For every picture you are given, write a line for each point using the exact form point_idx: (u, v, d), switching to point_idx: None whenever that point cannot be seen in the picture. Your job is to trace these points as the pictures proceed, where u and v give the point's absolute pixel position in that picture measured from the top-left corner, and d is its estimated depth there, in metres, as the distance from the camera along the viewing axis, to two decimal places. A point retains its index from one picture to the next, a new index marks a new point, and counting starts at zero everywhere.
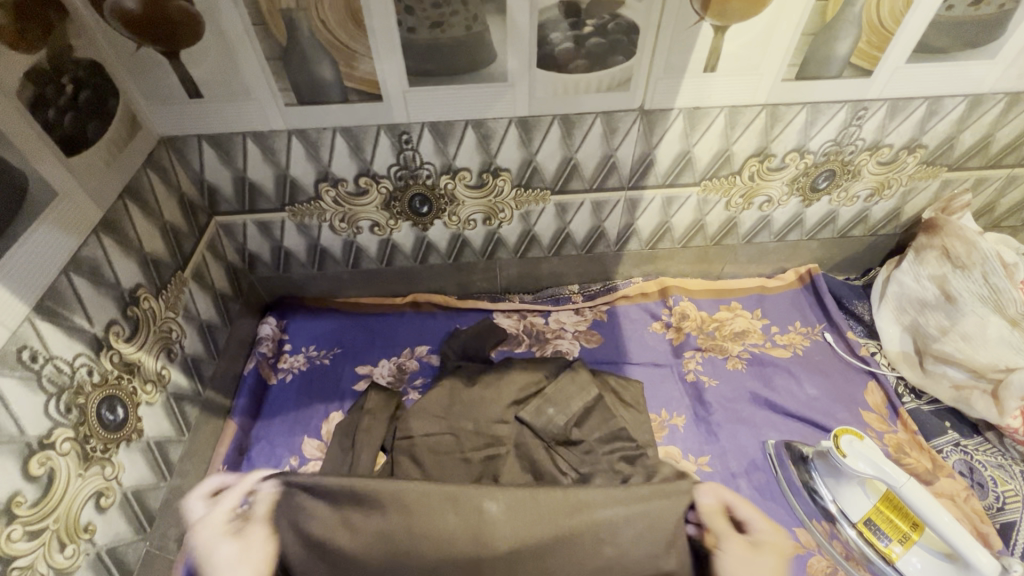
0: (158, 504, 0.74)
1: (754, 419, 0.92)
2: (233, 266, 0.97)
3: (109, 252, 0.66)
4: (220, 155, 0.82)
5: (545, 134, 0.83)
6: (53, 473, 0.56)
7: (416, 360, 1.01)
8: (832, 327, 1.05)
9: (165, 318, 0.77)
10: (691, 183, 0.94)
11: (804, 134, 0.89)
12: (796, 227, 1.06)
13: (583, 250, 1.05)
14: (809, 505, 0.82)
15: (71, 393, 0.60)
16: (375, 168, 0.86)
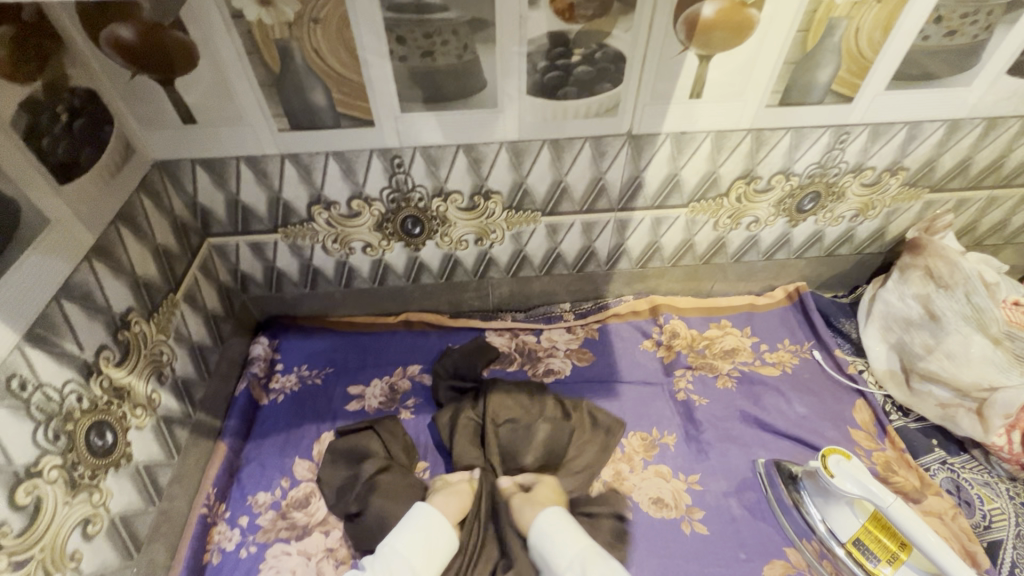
0: (146, 529, 0.74)
1: (744, 438, 0.93)
2: (225, 287, 0.97)
3: (100, 277, 0.67)
4: (213, 178, 0.83)
5: (535, 158, 0.85)
6: (39, 502, 0.56)
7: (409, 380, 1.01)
8: (820, 345, 1.06)
9: (156, 341, 0.77)
10: (679, 205, 0.96)
11: (788, 157, 0.91)
12: (783, 246, 1.08)
13: (574, 269, 1.06)
14: (799, 524, 0.82)
15: (59, 419, 0.60)
16: (367, 191, 0.87)
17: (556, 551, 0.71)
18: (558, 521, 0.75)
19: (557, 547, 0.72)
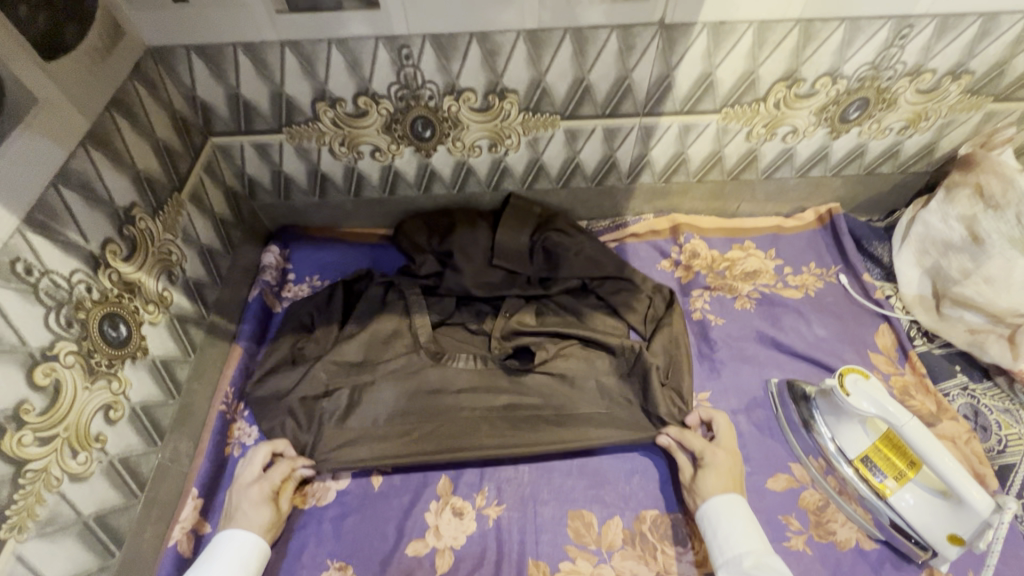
0: (168, 421, 0.76)
1: (759, 358, 0.92)
2: (233, 192, 0.95)
3: (99, 167, 0.64)
4: (212, 69, 0.78)
5: (556, 51, 0.77)
6: (59, 384, 0.58)
7: None
8: (848, 269, 1.02)
9: (164, 240, 0.76)
10: (711, 110, 0.88)
11: (838, 55, 0.82)
12: (820, 162, 1.00)
13: (592, 182, 1.01)
14: (808, 442, 0.82)
15: (70, 307, 0.60)
16: (375, 87, 0.81)
17: (733, 533, 0.69)
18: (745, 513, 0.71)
19: (729, 532, 0.69)
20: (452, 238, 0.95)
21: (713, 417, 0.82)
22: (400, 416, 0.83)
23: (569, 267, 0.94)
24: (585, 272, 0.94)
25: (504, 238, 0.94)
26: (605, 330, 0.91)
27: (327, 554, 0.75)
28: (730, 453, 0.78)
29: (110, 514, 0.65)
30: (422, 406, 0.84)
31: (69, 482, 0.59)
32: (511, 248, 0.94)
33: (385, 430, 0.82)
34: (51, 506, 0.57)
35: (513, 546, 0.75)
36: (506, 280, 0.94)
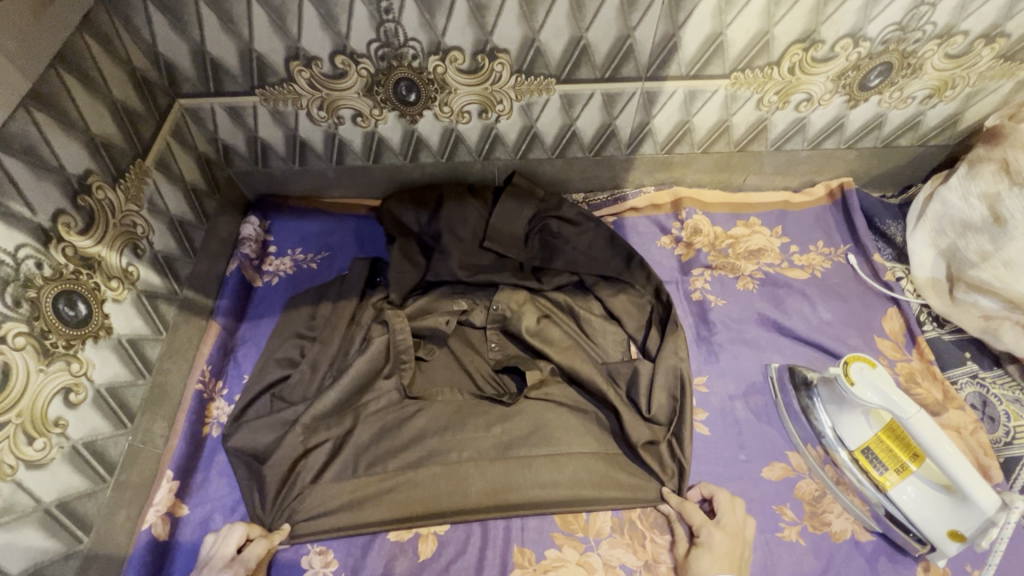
0: (139, 402, 0.73)
1: (759, 342, 0.88)
2: (207, 158, 0.89)
3: (46, 131, 0.59)
4: (173, 23, 0.71)
5: (550, 6, 0.70)
6: (8, 367, 0.54)
7: None
8: (857, 249, 0.97)
9: (127, 212, 0.71)
10: (719, 75, 0.81)
11: (863, 14, 0.74)
12: (834, 133, 0.93)
13: (590, 152, 0.94)
14: (806, 430, 0.79)
15: (18, 285, 0.55)
16: (353, 46, 0.74)
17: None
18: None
19: None
20: (442, 216, 0.90)
21: (713, 495, 0.74)
22: (383, 456, 0.77)
23: (565, 258, 0.90)
24: (581, 265, 0.90)
25: (499, 222, 0.90)
26: (607, 339, 0.86)
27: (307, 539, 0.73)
28: (734, 535, 0.69)
29: (75, 499, 0.63)
30: (410, 447, 0.77)
31: (26, 469, 0.56)
32: (505, 233, 0.90)
33: (368, 472, 0.75)
34: (5, 496, 0.54)
35: (498, 532, 0.73)
36: (496, 263, 0.90)
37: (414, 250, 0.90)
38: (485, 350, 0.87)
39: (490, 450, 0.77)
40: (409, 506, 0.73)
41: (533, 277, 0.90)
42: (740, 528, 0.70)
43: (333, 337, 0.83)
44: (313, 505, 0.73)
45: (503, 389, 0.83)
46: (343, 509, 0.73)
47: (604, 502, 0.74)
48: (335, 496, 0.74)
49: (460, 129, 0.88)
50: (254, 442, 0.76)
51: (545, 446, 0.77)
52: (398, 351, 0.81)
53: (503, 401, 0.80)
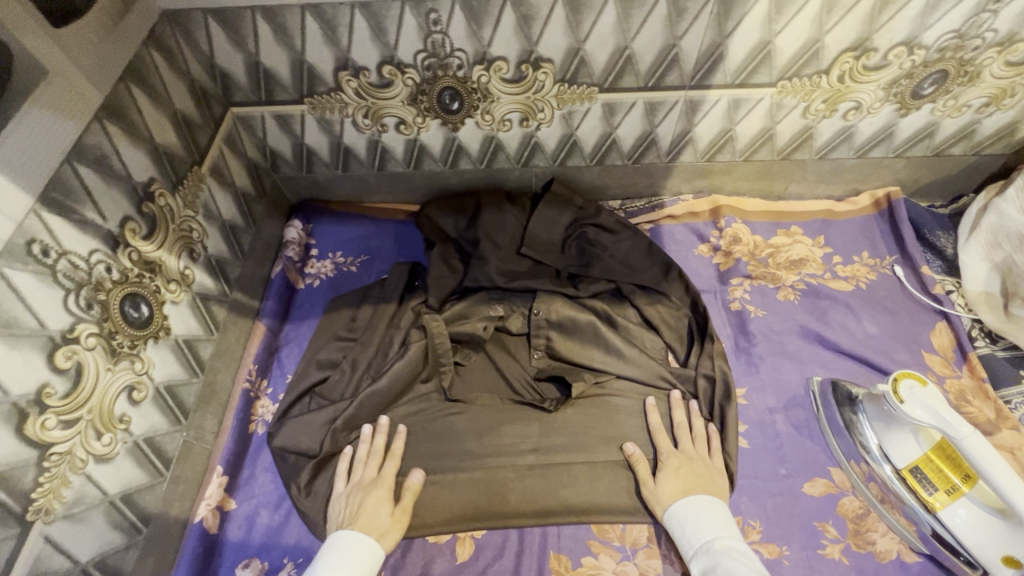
0: (192, 399, 0.76)
1: (801, 354, 0.86)
2: (255, 164, 0.92)
3: (115, 141, 0.62)
4: (230, 36, 0.73)
5: (597, 16, 0.70)
6: (81, 366, 0.57)
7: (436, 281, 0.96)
8: (904, 260, 0.94)
9: (184, 217, 0.74)
10: (766, 84, 0.80)
11: (919, 22, 0.72)
12: (882, 142, 0.91)
13: (629, 159, 0.94)
14: (849, 446, 0.77)
15: (90, 289, 0.58)
16: (400, 56, 0.75)
17: (701, 529, 0.67)
18: (722, 515, 0.68)
19: (701, 525, 0.67)
20: (481, 222, 0.91)
21: None
22: (422, 457, 0.78)
23: (602, 266, 0.90)
24: (617, 272, 0.89)
25: (537, 229, 0.90)
26: (644, 348, 0.86)
27: None
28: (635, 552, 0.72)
29: (136, 492, 0.66)
30: (448, 451, 0.79)
31: (94, 463, 0.59)
32: (543, 240, 0.90)
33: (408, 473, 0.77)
34: (77, 487, 0.57)
35: (535, 538, 0.74)
36: (534, 270, 0.91)
37: (452, 256, 0.92)
38: (523, 356, 0.87)
39: (527, 457, 0.78)
40: (448, 508, 0.75)
41: (569, 284, 0.90)
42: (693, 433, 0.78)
43: (374, 337, 0.85)
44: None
45: (541, 395, 0.84)
46: None
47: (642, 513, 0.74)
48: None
49: (502, 137, 0.89)
50: (298, 442, 0.78)
51: (580, 453, 0.78)
52: (436, 356, 0.83)
53: (543, 408, 0.81)
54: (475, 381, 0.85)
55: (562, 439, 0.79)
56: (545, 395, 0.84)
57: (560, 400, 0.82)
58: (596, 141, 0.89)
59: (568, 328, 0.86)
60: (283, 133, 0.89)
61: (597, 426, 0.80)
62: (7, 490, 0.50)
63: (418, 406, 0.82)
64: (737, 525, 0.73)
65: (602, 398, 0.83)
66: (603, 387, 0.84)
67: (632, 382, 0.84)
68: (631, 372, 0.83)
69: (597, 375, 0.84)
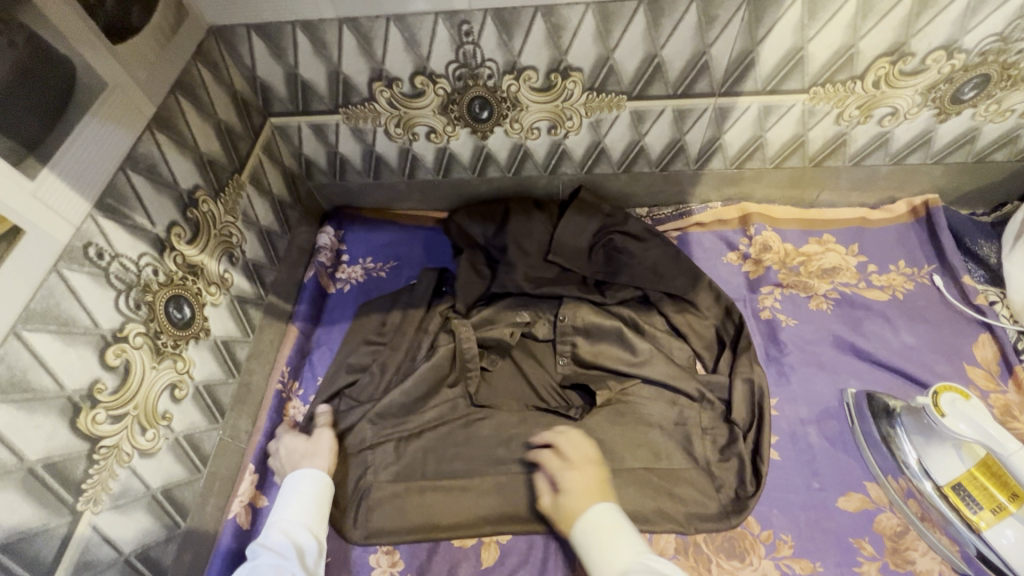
0: (228, 399, 0.79)
1: (834, 365, 0.84)
2: (291, 172, 0.95)
3: (164, 150, 0.65)
4: (271, 49, 0.76)
5: (627, 25, 0.71)
6: (129, 364, 0.60)
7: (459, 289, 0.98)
8: (944, 269, 0.91)
9: (225, 222, 0.77)
10: (798, 90, 0.79)
11: (958, 26, 0.71)
12: (920, 148, 0.89)
13: (657, 167, 0.94)
14: (887, 460, 0.75)
15: (139, 290, 0.61)
16: (432, 67, 0.77)
17: (601, 556, 0.63)
18: (609, 524, 0.65)
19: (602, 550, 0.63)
20: (508, 229, 0.92)
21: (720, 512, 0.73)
22: (449, 461, 0.79)
23: (629, 273, 0.90)
24: (644, 280, 0.89)
25: (563, 236, 0.91)
26: (672, 356, 0.85)
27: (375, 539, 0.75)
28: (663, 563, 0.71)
29: (175, 487, 0.68)
30: (474, 455, 0.79)
31: (138, 457, 0.62)
32: (570, 246, 0.91)
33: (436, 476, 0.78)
34: (122, 480, 0.60)
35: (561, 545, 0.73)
36: (561, 277, 0.91)
37: (480, 263, 0.93)
38: (549, 363, 0.88)
39: (553, 463, 0.78)
40: (473, 513, 0.75)
41: (596, 291, 0.90)
42: (585, 455, 0.74)
43: (403, 342, 0.87)
44: (378, 508, 0.75)
45: (565, 403, 0.84)
46: (410, 511, 0.75)
47: (671, 523, 0.73)
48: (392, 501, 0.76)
49: (530, 146, 0.90)
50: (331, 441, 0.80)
51: (606, 461, 0.77)
52: (463, 361, 0.84)
53: (569, 415, 0.81)
54: (501, 386, 0.86)
55: (589, 446, 0.79)
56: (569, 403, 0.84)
57: (585, 408, 0.82)
58: (624, 148, 0.90)
59: (594, 335, 0.86)
60: (318, 143, 0.92)
61: (624, 433, 0.79)
62: (60, 480, 0.52)
63: (445, 410, 0.83)
64: (768, 539, 0.71)
65: (629, 406, 0.82)
66: (630, 395, 0.83)
67: (659, 390, 0.83)
68: (658, 380, 0.83)
69: (624, 383, 0.84)
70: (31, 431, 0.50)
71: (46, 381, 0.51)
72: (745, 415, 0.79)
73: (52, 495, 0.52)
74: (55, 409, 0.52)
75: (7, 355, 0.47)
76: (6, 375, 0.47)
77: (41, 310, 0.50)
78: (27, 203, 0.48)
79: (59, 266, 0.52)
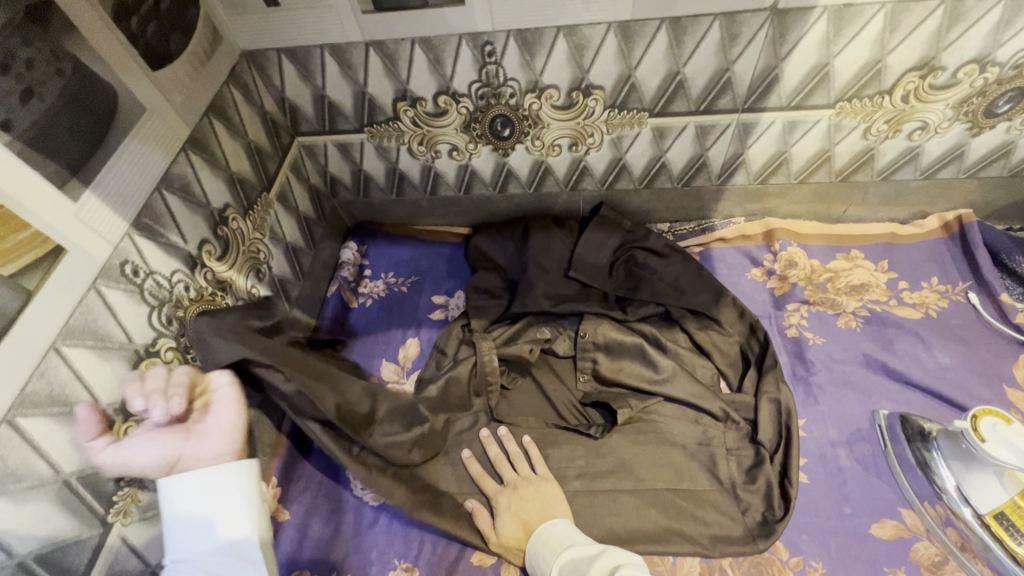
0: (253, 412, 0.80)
1: (865, 385, 0.82)
2: (316, 189, 0.98)
3: (197, 170, 0.67)
4: (300, 71, 0.79)
5: (649, 43, 0.71)
6: None
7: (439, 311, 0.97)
8: (979, 287, 0.89)
9: (253, 239, 0.79)
10: (823, 105, 0.78)
11: (990, 39, 0.70)
12: (953, 162, 0.87)
13: (679, 182, 0.93)
14: (923, 485, 0.72)
15: (170, 305, 0.63)
16: (455, 86, 0.79)
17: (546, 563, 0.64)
18: (544, 536, 0.67)
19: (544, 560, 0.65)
20: (529, 246, 0.93)
21: (745, 538, 0.71)
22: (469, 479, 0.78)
23: (651, 289, 0.89)
24: (668, 296, 0.88)
25: (584, 251, 0.91)
26: (695, 374, 0.84)
27: (395, 555, 0.74)
28: None
29: None
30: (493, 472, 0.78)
31: None
32: (590, 262, 0.91)
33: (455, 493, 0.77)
34: (151, 492, 0.61)
35: None
36: (582, 293, 0.91)
37: (500, 279, 0.94)
38: (570, 380, 0.88)
39: (574, 482, 0.77)
40: None
41: (618, 307, 0.90)
42: (526, 478, 0.75)
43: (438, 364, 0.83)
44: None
45: (585, 421, 0.84)
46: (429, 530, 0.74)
47: (695, 547, 0.71)
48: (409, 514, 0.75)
49: (552, 162, 0.91)
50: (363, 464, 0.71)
51: (628, 480, 0.76)
52: (484, 376, 0.83)
53: (590, 434, 0.80)
54: (520, 404, 0.86)
55: (610, 464, 0.78)
56: (590, 419, 0.84)
57: (606, 427, 0.81)
58: (646, 165, 0.90)
59: (616, 352, 0.86)
60: (343, 161, 0.94)
61: (646, 452, 0.78)
62: (93, 492, 0.54)
63: (466, 425, 0.83)
64: (798, 566, 0.69)
65: (652, 423, 0.81)
66: (653, 413, 0.82)
67: (682, 408, 0.82)
68: (682, 398, 0.81)
69: (646, 400, 0.83)
70: (67, 443, 0.51)
71: (82, 395, 0.52)
72: (772, 437, 0.77)
73: (84, 507, 0.53)
74: None
75: (47, 369, 0.49)
76: (45, 390, 0.49)
77: (79, 326, 0.52)
78: (70, 223, 0.50)
79: (97, 283, 0.54)
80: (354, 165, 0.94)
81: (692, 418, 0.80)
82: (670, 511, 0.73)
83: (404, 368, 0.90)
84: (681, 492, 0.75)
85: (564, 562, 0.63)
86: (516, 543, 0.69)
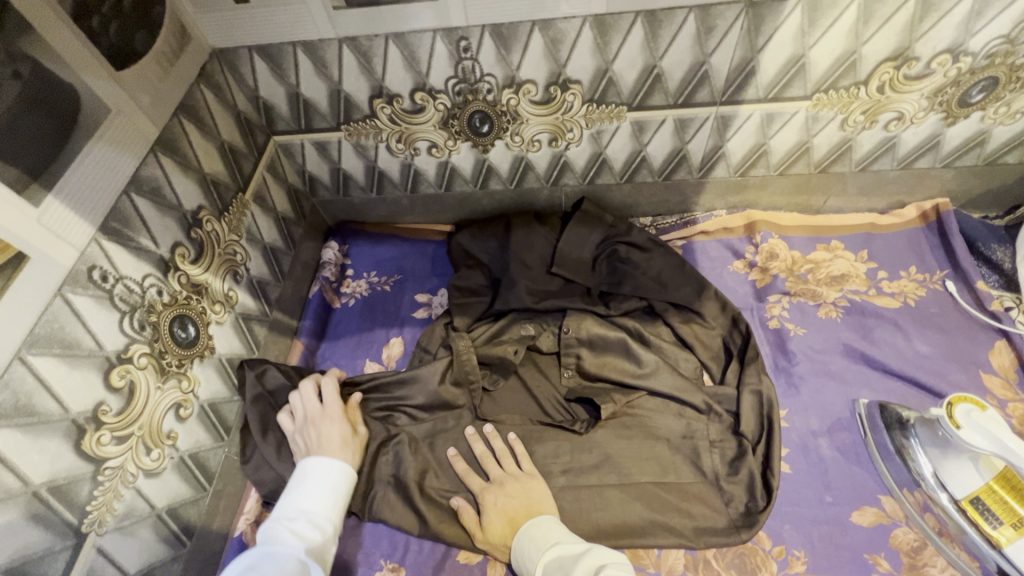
0: (234, 416, 0.79)
1: (845, 374, 0.83)
2: (295, 189, 0.97)
3: (168, 172, 0.66)
4: (273, 70, 0.77)
5: (625, 36, 0.71)
6: (133, 385, 0.60)
7: (422, 310, 0.96)
8: (957, 275, 0.90)
9: (229, 241, 0.78)
10: (801, 97, 0.78)
11: (963, 29, 0.70)
12: (929, 152, 0.87)
13: (660, 176, 0.93)
14: (901, 473, 0.73)
15: (143, 311, 0.62)
16: (432, 82, 0.78)
17: (531, 560, 0.65)
18: (530, 533, 0.67)
19: (529, 557, 0.65)
20: (511, 243, 0.92)
21: (727, 530, 0.72)
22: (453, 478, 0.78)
23: (634, 285, 0.88)
24: (650, 290, 0.88)
25: (567, 248, 0.91)
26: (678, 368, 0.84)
27: (380, 555, 0.74)
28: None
29: (181, 506, 0.68)
30: (477, 471, 0.78)
31: (143, 477, 0.62)
32: (572, 258, 0.91)
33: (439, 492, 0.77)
34: (127, 500, 0.60)
35: None
36: (565, 289, 0.90)
37: (482, 277, 0.94)
38: (556, 377, 0.87)
39: (559, 478, 0.77)
40: None
41: (600, 302, 0.90)
42: (510, 474, 0.75)
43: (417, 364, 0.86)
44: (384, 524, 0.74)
45: (569, 416, 0.84)
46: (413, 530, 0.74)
47: (678, 539, 0.71)
48: (391, 513, 0.75)
49: (533, 158, 0.90)
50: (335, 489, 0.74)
51: (613, 475, 0.76)
52: (466, 375, 0.83)
53: (575, 430, 0.80)
54: (505, 402, 0.86)
55: (596, 460, 0.78)
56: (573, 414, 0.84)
57: (591, 422, 0.81)
58: (626, 160, 0.90)
59: (599, 347, 0.86)
60: (321, 161, 0.93)
61: (630, 447, 0.78)
62: (65, 503, 0.53)
63: (450, 423, 0.82)
64: (780, 555, 0.70)
65: (636, 418, 0.81)
66: (637, 407, 0.82)
67: (665, 401, 0.82)
68: (664, 393, 0.81)
69: (630, 395, 0.83)
70: (35, 453, 0.50)
71: (50, 405, 0.51)
72: (754, 428, 0.77)
73: (56, 518, 0.52)
74: (59, 433, 0.52)
75: (10, 380, 0.47)
76: (10, 401, 0.47)
77: (45, 335, 0.51)
78: (33, 230, 0.49)
79: (63, 290, 0.53)
80: (332, 164, 0.93)
81: (676, 411, 0.81)
82: (655, 504, 0.74)
83: (388, 367, 0.90)
84: (664, 485, 0.75)
85: (549, 561, 0.63)
86: (501, 540, 0.70)
